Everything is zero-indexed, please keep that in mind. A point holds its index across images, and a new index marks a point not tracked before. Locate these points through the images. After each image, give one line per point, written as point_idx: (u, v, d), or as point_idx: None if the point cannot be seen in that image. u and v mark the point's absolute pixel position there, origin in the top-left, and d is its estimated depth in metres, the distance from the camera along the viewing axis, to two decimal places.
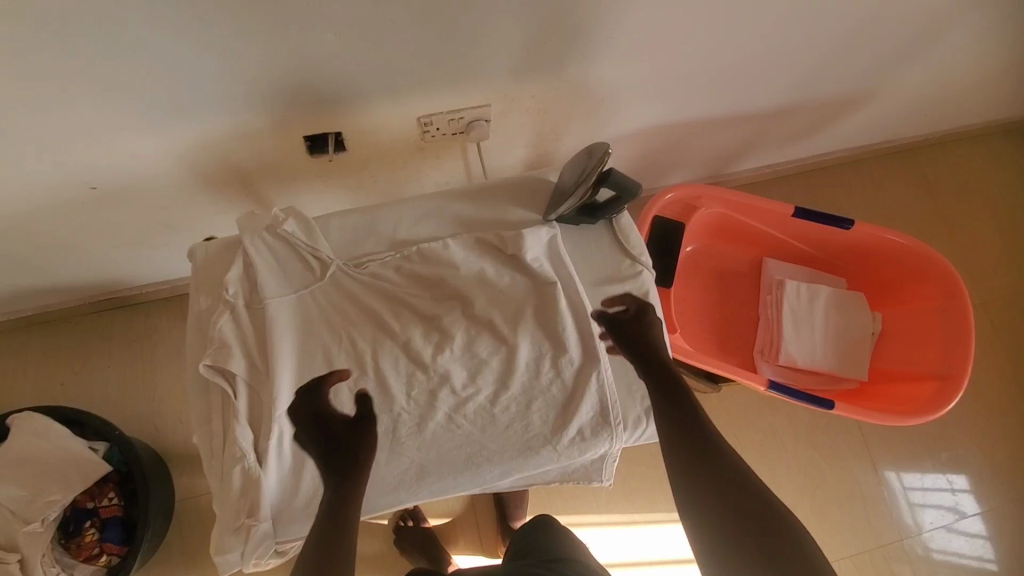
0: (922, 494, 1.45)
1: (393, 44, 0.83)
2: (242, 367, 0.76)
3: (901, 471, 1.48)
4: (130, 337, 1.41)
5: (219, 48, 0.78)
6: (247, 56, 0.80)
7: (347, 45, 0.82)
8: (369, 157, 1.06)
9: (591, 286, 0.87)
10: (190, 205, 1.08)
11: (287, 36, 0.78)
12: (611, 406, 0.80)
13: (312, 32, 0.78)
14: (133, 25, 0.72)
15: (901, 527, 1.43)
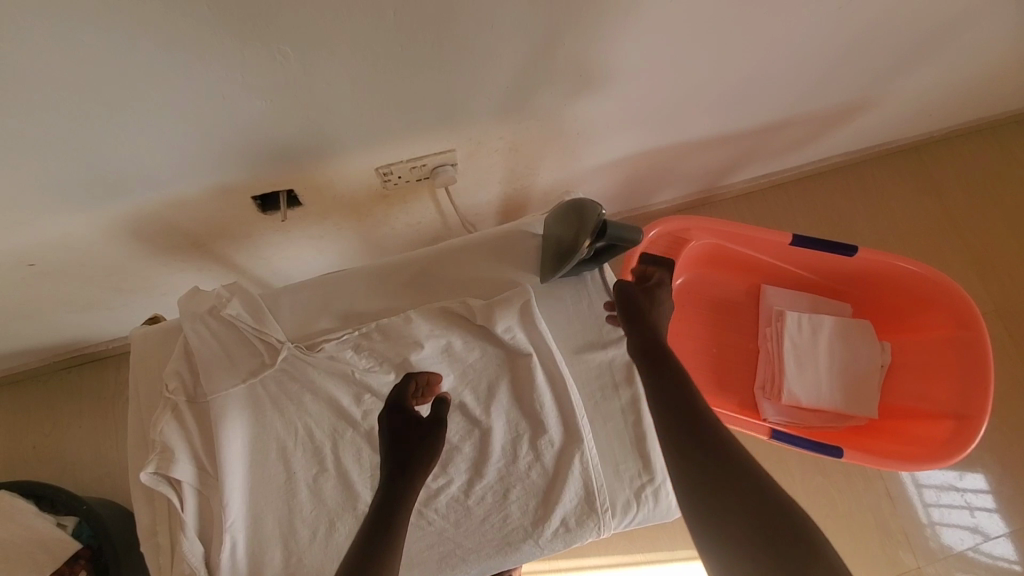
0: (935, 492, 1.37)
1: (338, 102, 0.75)
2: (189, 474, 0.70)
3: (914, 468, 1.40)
4: (101, 394, 1.35)
5: (142, 120, 0.70)
6: (174, 127, 0.72)
7: (286, 108, 0.74)
8: (328, 209, 0.98)
9: (571, 353, 0.79)
10: (142, 269, 1.01)
11: (217, 104, 0.70)
12: (596, 492, 0.73)
13: (245, 97, 0.70)
14: (39, 108, 0.65)
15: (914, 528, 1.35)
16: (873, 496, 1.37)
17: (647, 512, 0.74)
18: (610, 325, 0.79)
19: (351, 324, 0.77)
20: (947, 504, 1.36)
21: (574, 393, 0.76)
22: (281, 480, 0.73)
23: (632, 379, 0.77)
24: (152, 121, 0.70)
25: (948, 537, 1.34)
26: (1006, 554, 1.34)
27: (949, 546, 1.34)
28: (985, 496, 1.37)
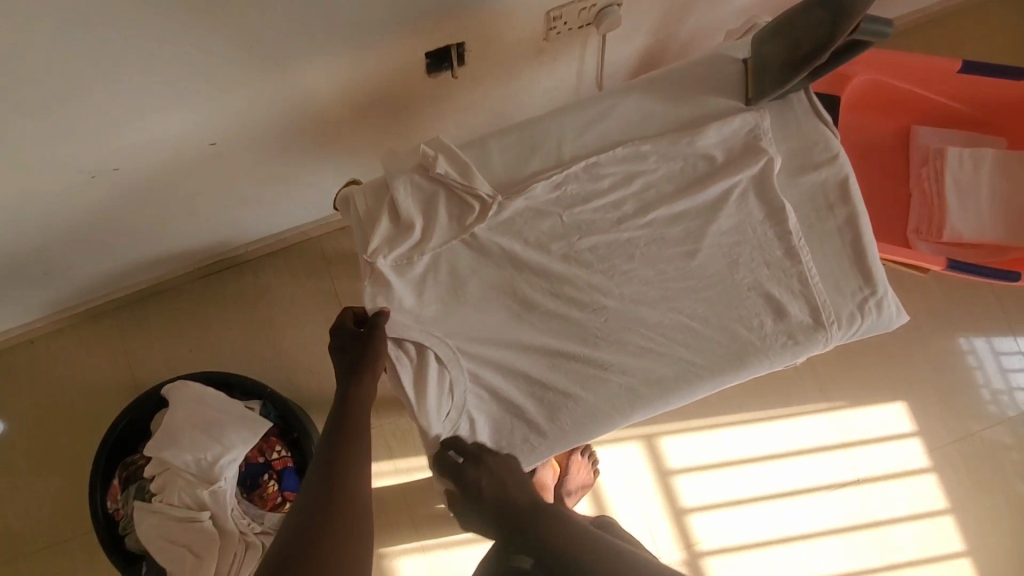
0: (1013, 360, 1.44)
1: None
2: (425, 327, 0.73)
3: (993, 337, 1.46)
4: (243, 296, 1.39)
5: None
6: None
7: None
8: (487, 71, 0.96)
9: (787, 179, 0.77)
10: (303, 150, 1.00)
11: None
12: (823, 306, 0.75)
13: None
14: None
15: (998, 394, 1.44)
16: (991, 340, 1.45)
17: (871, 323, 0.75)
18: (821, 147, 0.77)
19: (559, 166, 0.76)
20: None
21: (792, 216, 0.75)
22: (512, 314, 0.76)
23: (846, 198, 0.76)
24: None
25: None
26: None
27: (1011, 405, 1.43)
28: None
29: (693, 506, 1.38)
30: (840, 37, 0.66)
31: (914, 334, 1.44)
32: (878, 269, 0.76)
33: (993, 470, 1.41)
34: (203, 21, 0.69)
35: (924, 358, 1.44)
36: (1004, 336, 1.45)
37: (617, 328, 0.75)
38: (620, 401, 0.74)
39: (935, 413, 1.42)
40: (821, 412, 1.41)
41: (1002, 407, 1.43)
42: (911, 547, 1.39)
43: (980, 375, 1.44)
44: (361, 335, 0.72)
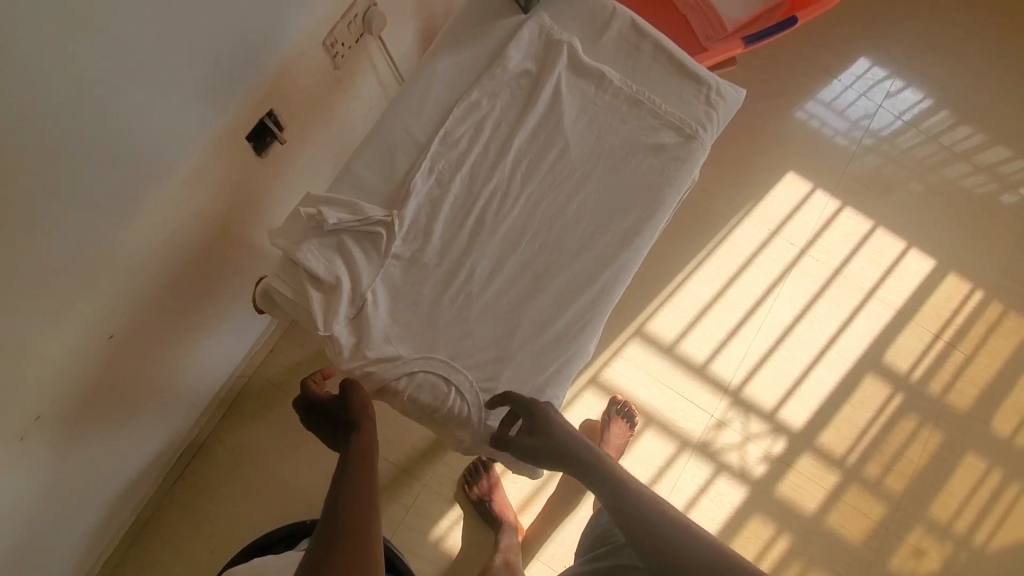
0: (840, 100, 1.68)
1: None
2: (407, 352, 0.75)
3: (817, 94, 1.68)
4: (226, 468, 1.32)
5: (124, 51, 0.68)
6: (158, 66, 0.72)
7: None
8: (306, 125, 0.99)
9: (591, 47, 0.87)
10: (193, 293, 0.98)
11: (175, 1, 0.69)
12: (682, 121, 0.85)
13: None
14: (42, 97, 0.63)
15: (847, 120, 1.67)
16: (814, 85, 1.67)
17: (724, 110, 0.86)
18: (599, 10, 0.88)
19: (418, 150, 0.81)
20: (854, 104, 1.68)
21: (614, 76, 0.86)
22: (469, 292, 0.78)
23: (643, 33, 0.87)
24: (130, 49, 0.68)
25: (871, 125, 1.67)
26: (902, 112, 1.69)
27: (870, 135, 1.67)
28: (864, 81, 1.70)
29: (706, 357, 1.49)
30: None
31: (759, 119, 1.64)
32: (700, 69, 0.87)
33: (880, 175, 1.64)
34: (32, 221, 0.68)
35: (780, 131, 1.64)
36: (826, 85, 1.68)
37: (554, 241, 0.81)
38: (595, 294, 0.79)
39: (815, 164, 1.63)
40: (744, 220, 1.57)
41: (853, 128, 1.66)
42: (870, 269, 1.58)
43: (827, 129, 1.65)
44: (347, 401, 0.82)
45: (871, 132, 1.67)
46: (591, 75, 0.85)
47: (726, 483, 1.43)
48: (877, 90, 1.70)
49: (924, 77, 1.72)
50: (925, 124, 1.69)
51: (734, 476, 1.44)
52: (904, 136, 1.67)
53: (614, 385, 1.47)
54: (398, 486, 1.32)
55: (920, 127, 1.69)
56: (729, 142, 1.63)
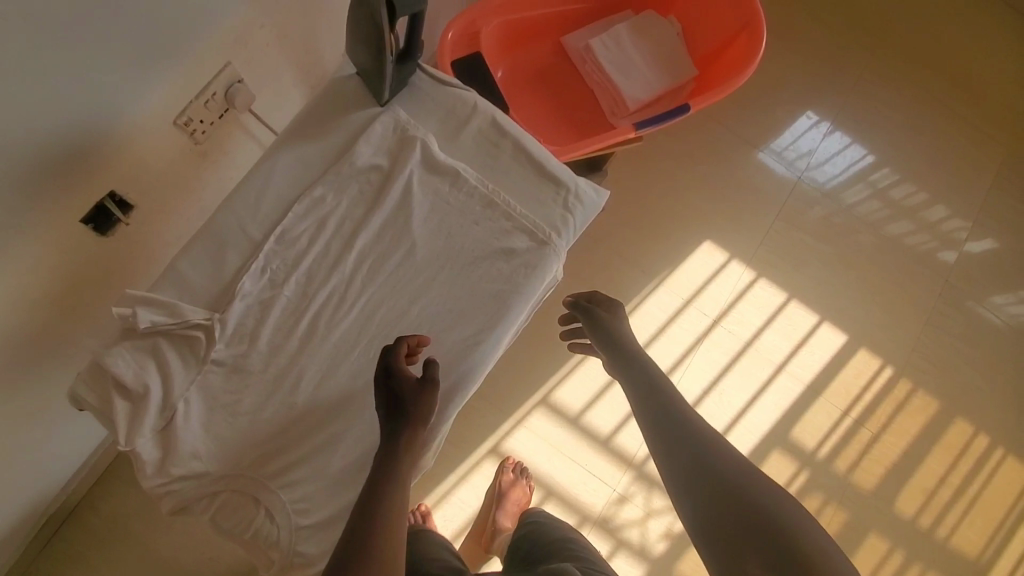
0: (794, 149, 1.70)
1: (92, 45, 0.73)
2: (218, 467, 0.72)
3: (772, 141, 1.70)
4: (95, 537, 1.26)
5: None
6: None
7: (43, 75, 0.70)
8: (164, 201, 0.95)
9: (450, 143, 0.85)
10: (33, 374, 0.93)
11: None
12: (537, 225, 0.82)
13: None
14: None
15: (770, 189, 1.66)
16: (737, 153, 1.67)
17: (581, 213, 0.85)
18: (458, 105, 0.85)
19: (253, 247, 0.78)
20: (806, 154, 1.70)
21: (470, 174, 0.83)
22: (293, 403, 0.74)
23: (503, 131, 0.85)
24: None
25: (818, 176, 1.69)
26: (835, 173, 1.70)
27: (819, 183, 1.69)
28: (819, 132, 1.72)
29: (612, 429, 1.46)
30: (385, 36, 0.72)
31: (678, 185, 1.63)
32: (560, 171, 0.85)
33: (798, 246, 1.63)
34: None
35: (700, 199, 1.63)
36: (750, 153, 1.68)
37: None
38: (429, 407, 0.76)
39: (733, 233, 1.62)
40: (658, 288, 1.56)
41: (774, 198, 1.66)
42: (782, 343, 1.57)
43: (784, 173, 1.68)
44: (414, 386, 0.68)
45: (819, 183, 1.68)
46: (445, 171, 0.82)
47: (624, 562, 1.39)
48: (832, 141, 1.72)
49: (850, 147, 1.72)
50: (849, 195, 1.69)
51: (633, 554, 1.41)
52: (825, 207, 1.67)
53: (515, 455, 1.43)
54: None
55: (843, 199, 1.68)
56: (648, 207, 1.61)
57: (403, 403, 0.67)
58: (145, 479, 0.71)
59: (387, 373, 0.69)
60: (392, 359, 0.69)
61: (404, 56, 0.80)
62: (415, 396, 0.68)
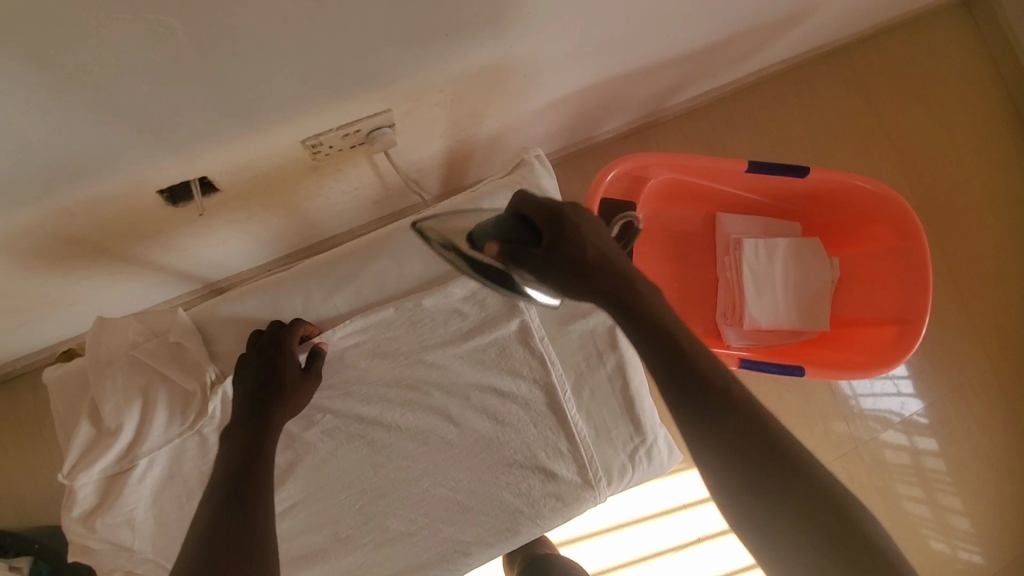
0: None
1: (261, 71, 0.64)
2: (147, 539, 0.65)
3: None
4: (20, 416, 1.20)
5: (12, 102, 0.56)
6: (50, 122, 0.60)
7: (196, 80, 0.62)
8: (252, 192, 0.86)
9: (556, 327, 0.75)
10: (36, 283, 0.87)
11: (106, 78, 0.57)
12: (591, 465, 0.73)
13: (141, 72, 0.58)
14: None
15: (829, 445, 1.52)
16: (817, 390, 1.54)
17: (643, 470, 0.76)
18: None
19: None
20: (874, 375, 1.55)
21: (555, 370, 0.74)
22: None
23: (614, 346, 0.75)
24: (22, 103, 0.56)
25: (866, 402, 1.55)
26: (885, 408, 1.55)
27: (901, 413, 1.55)
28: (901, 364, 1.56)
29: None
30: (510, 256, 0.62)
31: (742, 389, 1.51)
32: (648, 417, 0.76)
33: None
34: None
35: None
36: (829, 397, 1.54)
37: (377, 513, 0.69)
38: None
39: None
40: None
41: (825, 453, 1.52)
42: None
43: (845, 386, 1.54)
44: (299, 377, 0.66)
45: (861, 407, 1.54)
46: (531, 355, 0.74)
47: None
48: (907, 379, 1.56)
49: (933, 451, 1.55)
50: (901, 495, 1.53)
51: None
52: (869, 492, 1.53)
53: None
54: None
55: (892, 496, 1.53)
56: None
57: (283, 385, 0.64)
58: (66, 516, 0.63)
59: (264, 353, 0.65)
60: (284, 335, 0.66)
61: (573, 263, 0.60)
62: (288, 389, 0.64)
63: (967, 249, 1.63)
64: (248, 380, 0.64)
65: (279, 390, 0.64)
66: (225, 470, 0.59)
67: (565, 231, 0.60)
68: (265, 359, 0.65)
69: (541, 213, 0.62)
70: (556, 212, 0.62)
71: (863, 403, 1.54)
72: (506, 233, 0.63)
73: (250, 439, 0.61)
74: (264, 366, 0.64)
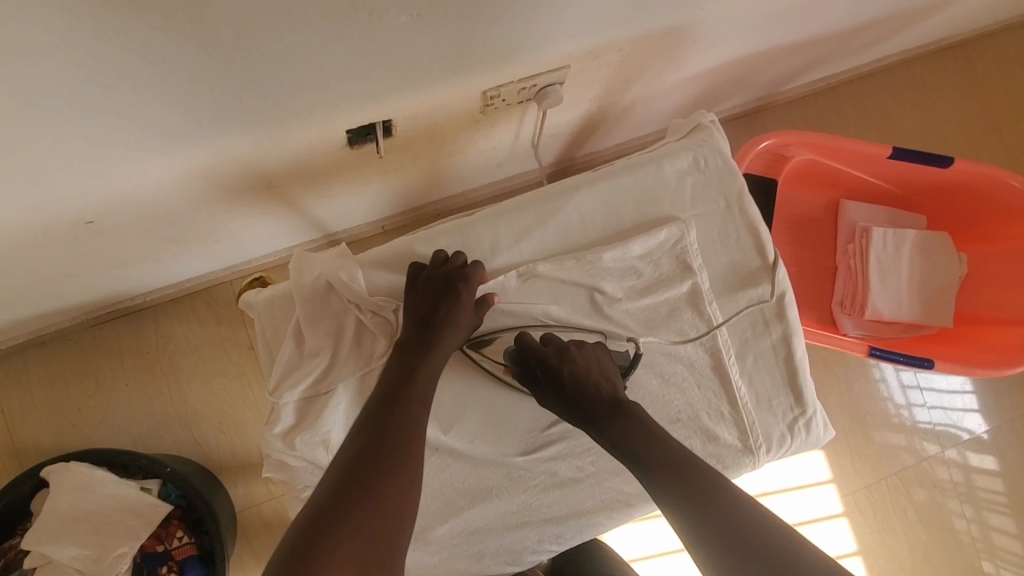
0: (917, 377, 1.51)
1: (490, 14, 0.64)
2: None
3: None
4: (141, 348, 1.24)
5: (276, 38, 0.57)
6: (295, 59, 0.60)
7: (432, 23, 0.62)
8: (416, 140, 0.87)
9: (725, 292, 0.76)
10: (203, 216, 0.89)
11: (363, 16, 0.57)
12: (751, 429, 0.75)
13: (393, 12, 0.58)
14: (163, 50, 0.54)
15: (915, 448, 1.50)
16: (907, 391, 1.51)
17: (799, 441, 0.76)
18: (759, 261, 0.75)
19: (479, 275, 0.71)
20: (929, 389, 1.51)
21: (722, 336, 0.75)
22: (433, 448, 0.69)
23: (783, 316, 0.75)
24: (284, 39, 0.57)
25: (920, 415, 1.51)
26: (940, 422, 1.51)
27: (971, 431, 1.51)
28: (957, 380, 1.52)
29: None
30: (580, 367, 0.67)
31: (831, 381, 1.50)
32: (809, 390, 0.76)
33: (898, 513, 1.48)
34: (71, 121, 0.60)
35: (840, 408, 1.50)
36: (908, 402, 1.51)
37: (547, 458, 0.70)
38: (545, 533, 0.70)
39: (851, 460, 1.48)
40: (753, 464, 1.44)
41: (907, 455, 1.50)
42: None
43: (889, 397, 1.51)
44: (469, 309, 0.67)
45: (914, 419, 1.50)
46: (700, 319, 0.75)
47: None
48: (967, 395, 1.52)
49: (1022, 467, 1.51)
50: (985, 506, 1.50)
51: None
52: (950, 501, 1.50)
53: None
54: (262, 480, 1.21)
55: (965, 507, 1.50)
56: None
57: (448, 313, 0.65)
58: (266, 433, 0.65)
59: (438, 280, 0.66)
60: (471, 273, 0.67)
61: (578, 401, 0.67)
62: (450, 320, 0.65)
63: None
64: (416, 302, 0.66)
65: (442, 317, 0.65)
66: (385, 383, 0.63)
67: (569, 374, 0.67)
68: (440, 286, 0.66)
69: (544, 358, 0.67)
70: (560, 357, 0.67)
71: (916, 415, 1.51)
72: (521, 365, 0.69)
73: (407, 358, 0.64)
74: (438, 292, 0.65)
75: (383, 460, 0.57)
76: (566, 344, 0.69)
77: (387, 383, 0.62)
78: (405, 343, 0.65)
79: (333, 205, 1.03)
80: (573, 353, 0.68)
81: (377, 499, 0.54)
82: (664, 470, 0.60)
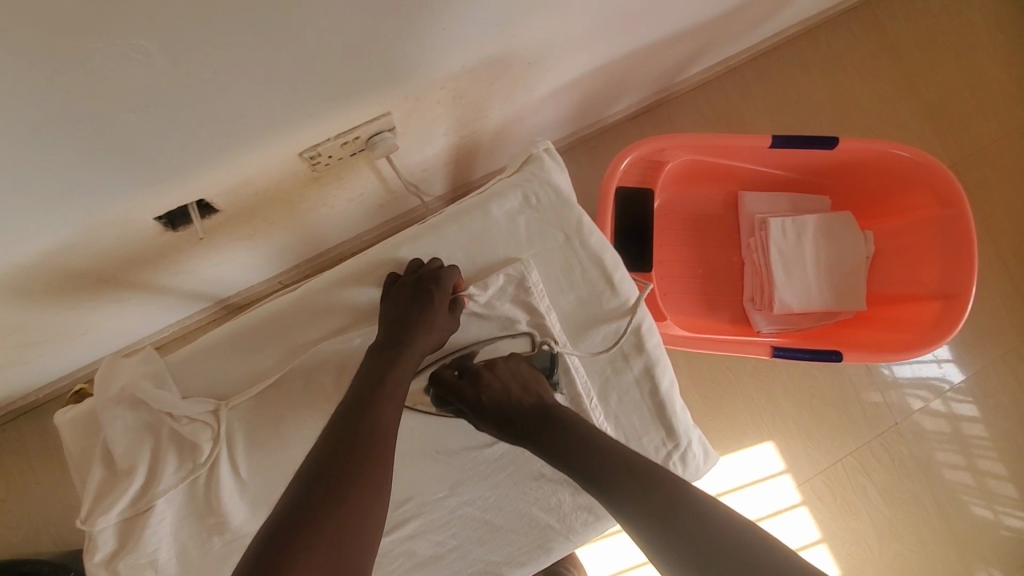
0: None
1: (252, 87, 0.60)
2: None
3: None
4: (46, 443, 1.20)
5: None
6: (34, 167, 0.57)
7: (175, 111, 0.58)
8: (253, 209, 0.83)
9: (576, 334, 0.72)
10: (46, 318, 0.85)
11: (82, 120, 0.54)
12: None
13: (119, 110, 0.55)
14: None
15: (868, 426, 1.45)
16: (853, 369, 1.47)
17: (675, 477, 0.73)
18: (609, 295, 0.71)
19: (300, 352, 0.68)
20: None
21: (579, 380, 0.71)
22: None
23: (642, 348, 0.71)
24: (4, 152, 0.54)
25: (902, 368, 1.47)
26: (923, 374, 1.46)
27: (953, 379, 1.46)
28: None
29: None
30: (500, 385, 0.65)
31: (773, 369, 1.45)
32: (680, 421, 0.72)
33: (859, 495, 1.44)
34: None
35: (787, 396, 1.46)
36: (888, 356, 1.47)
37: (399, 539, 0.67)
38: None
39: (803, 447, 1.44)
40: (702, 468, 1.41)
41: (861, 434, 1.45)
42: None
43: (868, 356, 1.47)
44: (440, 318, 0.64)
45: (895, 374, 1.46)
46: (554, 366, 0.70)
47: None
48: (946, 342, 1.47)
49: (988, 423, 1.46)
50: (950, 475, 1.45)
51: None
52: (913, 476, 1.45)
53: None
54: None
55: (936, 470, 1.45)
56: (727, 378, 1.45)
57: (421, 320, 0.63)
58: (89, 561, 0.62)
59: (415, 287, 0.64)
60: (443, 274, 0.65)
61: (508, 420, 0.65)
62: (421, 330, 0.63)
63: (1018, 206, 1.51)
64: (388, 313, 0.64)
65: (413, 326, 0.63)
66: (354, 393, 0.59)
67: (488, 398, 0.64)
68: (413, 292, 0.64)
69: (455, 388, 0.65)
70: (475, 385, 0.64)
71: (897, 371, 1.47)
72: (442, 399, 0.66)
73: (377, 368, 0.61)
74: (412, 298, 0.64)
75: (348, 475, 0.52)
76: (481, 366, 0.66)
77: (354, 394, 0.59)
78: (374, 355, 0.62)
79: (198, 279, 0.99)
80: (485, 371, 0.65)
81: (345, 517, 0.50)
82: (627, 479, 0.55)
